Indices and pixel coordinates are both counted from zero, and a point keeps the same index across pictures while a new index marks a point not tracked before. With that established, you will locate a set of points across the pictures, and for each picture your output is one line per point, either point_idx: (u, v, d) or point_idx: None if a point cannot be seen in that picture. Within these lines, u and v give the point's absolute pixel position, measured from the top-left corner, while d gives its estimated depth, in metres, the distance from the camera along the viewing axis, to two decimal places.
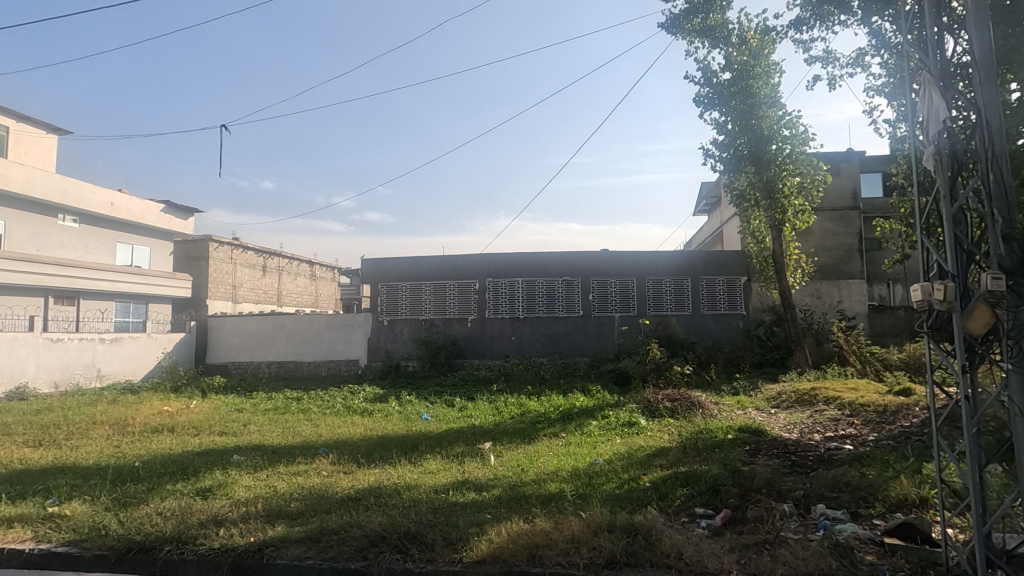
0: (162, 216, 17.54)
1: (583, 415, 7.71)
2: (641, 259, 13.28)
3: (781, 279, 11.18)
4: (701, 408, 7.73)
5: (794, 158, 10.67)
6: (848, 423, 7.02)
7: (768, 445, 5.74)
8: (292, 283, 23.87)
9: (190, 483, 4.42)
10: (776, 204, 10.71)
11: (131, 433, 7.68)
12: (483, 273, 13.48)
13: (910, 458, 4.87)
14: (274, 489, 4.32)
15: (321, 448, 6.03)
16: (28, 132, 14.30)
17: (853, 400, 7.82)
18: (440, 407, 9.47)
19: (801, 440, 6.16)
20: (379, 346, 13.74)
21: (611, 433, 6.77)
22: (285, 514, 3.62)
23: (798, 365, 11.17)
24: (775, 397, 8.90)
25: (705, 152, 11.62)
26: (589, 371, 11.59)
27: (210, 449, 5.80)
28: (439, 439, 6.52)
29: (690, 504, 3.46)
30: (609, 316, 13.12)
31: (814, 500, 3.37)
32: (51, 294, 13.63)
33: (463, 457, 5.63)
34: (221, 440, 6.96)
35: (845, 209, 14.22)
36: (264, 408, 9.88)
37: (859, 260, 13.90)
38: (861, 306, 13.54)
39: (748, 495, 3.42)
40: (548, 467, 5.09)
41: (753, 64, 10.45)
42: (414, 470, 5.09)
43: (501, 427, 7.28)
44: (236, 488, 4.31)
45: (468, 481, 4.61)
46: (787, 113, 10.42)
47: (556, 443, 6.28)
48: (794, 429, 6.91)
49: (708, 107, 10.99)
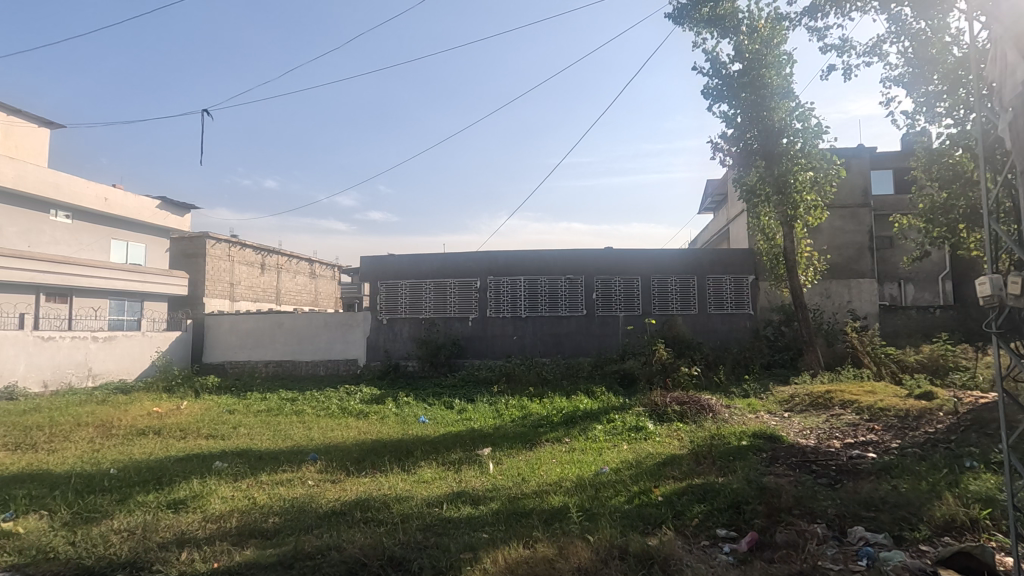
0: (159, 213, 17.24)
1: (588, 419, 7.34)
2: (647, 257, 12.91)
3: (793, 277, 10.80)
4: (712, 412, 7.36)
5: (806, 152, 10.23)
6: (867, 428, 6.63)
7: (786, 454, 5.37)
8: (291, 281, 23.57)
9: (162, 494, 4.07)
10: (787, 201, 10.31)
11: (115, 436, 7.37)
12: (484, 271, 13.11)
13: (943, 470, 4.50)
14: (253, 502, 3.96)
15: (310, 454, 5.69)
16: (19, 126, 13.99)
17: (873, 404, 7.41)
18: (439, 409, 9.11)
19: (820, 447, 5.79)
20: (379, 345, 13.40)
21: (617, 438, 6.41)
22: (261, 532, 3.28)
23: (809, 366, 10.74)
24: (789, 400, 8.51)
25: (714, 146, 11.29)
26: (592, 372, 11.19)
27: (189, 455, 5.45)
28: (436, 445, 6.17)
29: (710, 525, 3.10)
30: (613, 316, 12.75)
31: (850, 521, 3.00)
32: (43, 292, 13.32)
33: (460, 465, 5.29)
34: (206, 444, 6.62)
35: (855, 206, 13.81)
36: (257, 409, 9.55)
37: (871, 258, 13.50)
38: (872, 306, 13.17)
39: (776, 515, 3.05)
40: (551, 477, 4.72)
41: (765, 53, 10.03)
42: (407, 479, 4.76)
43: (501, 431, 6.94)
44: (212, 500, 3.97)
45: (464, 492, 4.25)
46: (800, 105, 9.99)
47: (560, 450, 5.92)
48: (810, 434, 6.55)
49: (716, 100, 10.63)
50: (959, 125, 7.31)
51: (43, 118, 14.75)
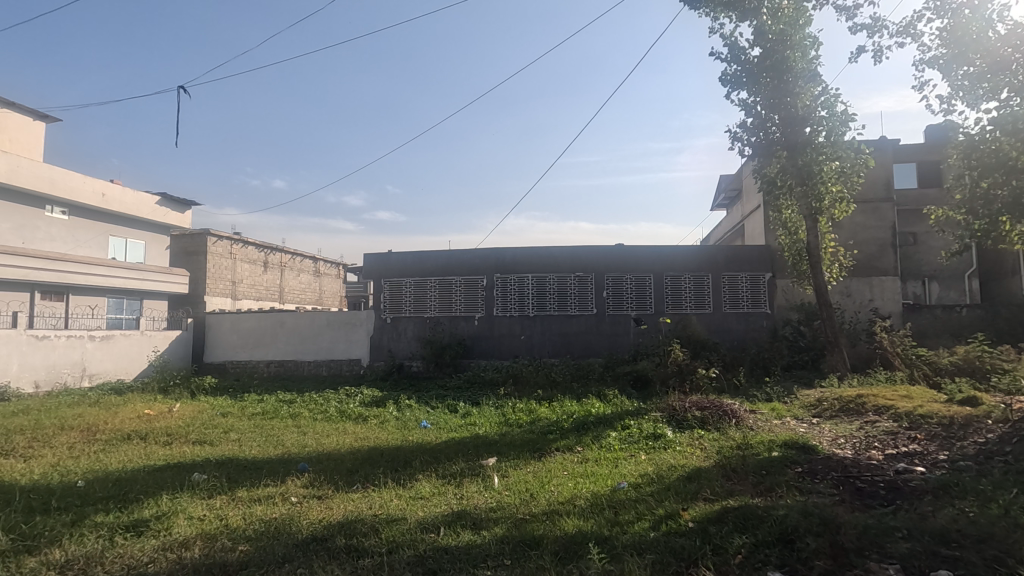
0: (158, 209, 16.88)
1: (601, 425, 6.82)
2: (659, 254, 12.36)
3: (817, 274, 10.16)
4: (735, 418, 6.79)
5: (833, 141, 9.57)
6: (909, 437, 6.04)
7: (824, 467, 4.81)
8: (294, 279, 23.18)
9: (125, 514, 3.61)
10: (811, 192, 9.77)
11: (98, 441, 6.94)
12: (491, 268, 12.62)
13: (1011, 490, 3.92)
14: (225, 525, 3.48)
15: (299, 464, 5.22)
16: (13, 119, 13.64)
17: (911, 410, 6.83)
18: (442, 413, 8.61)
19: (860, 460, 5.23)
20: (382, 345, 12.93)
21: (634, 448, 5.86)
22: (222, 567, 2.81)
23: (834, 368, 10.08)
24: (816, 405, 7.94)
25: (733, 136, 10.68)
26: (604, 373, 10.67)
27: (166, 467, 4.98)
28: (436, 454, 5.69)
29: (758, 565, 2.58)
30: (625, 315, 12.21)
31: (931, 562, 2.46)
32: (37, 290, 12.96)
33: (463, 478, 4.81)
34: (189, 451, 6.17)
35: (878, 201, 13.12)
36: (251, 412, 9.08)
37: (893, 255, 12.87)
38: (896, 305, 12.63)
39: (843, 557, 2.49)
40: (562, 495, 4.19)
41: (788, 34, 9.39)
42: (403, 496, 4.28)
43: (508, 438, 6.45)
44: (179, 521, 3.50)
45: (464, 513, 3.74)
46: (826, 90, 9.34)
47: (571, 461, 5.40)
48: (845, 444, 5.99)
49: (735, 87, 10.02)
50: (1002, 107, 6.71)
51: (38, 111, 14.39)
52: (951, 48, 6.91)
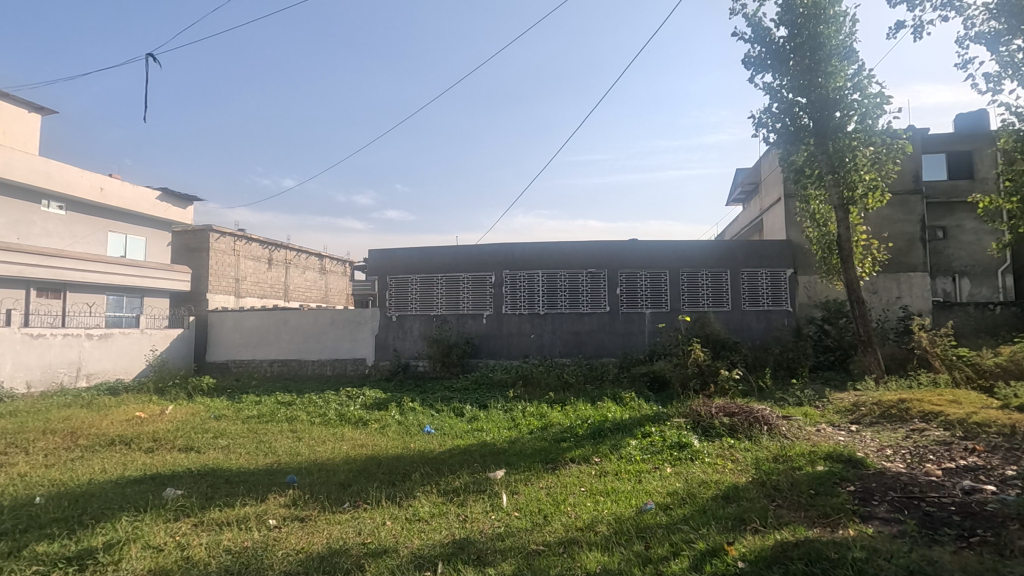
0: (160, 204, 16.51)
1: (618, 432, 6.24)
2: (675, 249, 11.74)
3: (848, 270, 9.44)
4: (766, 424, 6.17)
5: (867, 124, 8.87)
6: (966, 449, 5.39)
7: (879, 486, 4.17)
8: (300, 277, 22.80)
9: (71, 544, 3.10)
10: (842, 180, 9.12)
11: (79, 447, 6.47)
12: (500, 264, 12.07)
13: None
14: (185, 557, 2.95)
15: (287, 477, 4.72)
16: (8, 110, 13.26)
17: (964, 417, 6.16)
18: (447, 417, 8.05)
19: (919, 476, 4.58)
20: (387, 344, 12.42)
21: (657, 460, 5.26)
22: None
23: (867, 369, 9.33)
24: (852, 410, 7.30)
25: (756, 122, 10.03)
26: (618, 374, 10.12)
27: (137, 481, 4.48)
28: (438, 464, 5.15)
29: None
30: (640, 313, 11.60)
31: None
32: (33, 287, 12.56)
33: (467, 495, 4.25)
34: (170, 460, 5.66)
35: (907, 193, 12.38)
36: (246, 415, 8.58)
37: (922, 250, 12.14)
38: (926, 301, 11.90)
39: None
40: (581, 519, 3.62)
41: (820, 9, 8.73)
42: (399, 517, 3.74)
43: (518, 446, 5.90)
44: (132, 553, 2.98)
45: (467, 542, 3.19)
46: (860, 70, 8.64)
47: (587, 474, 4.82)
48: (893, 455, 5.37)
49: (759, 70, 9.38)
50: None
51: (33, 104, 14.01)
52: (1004, 21, 6.07)
